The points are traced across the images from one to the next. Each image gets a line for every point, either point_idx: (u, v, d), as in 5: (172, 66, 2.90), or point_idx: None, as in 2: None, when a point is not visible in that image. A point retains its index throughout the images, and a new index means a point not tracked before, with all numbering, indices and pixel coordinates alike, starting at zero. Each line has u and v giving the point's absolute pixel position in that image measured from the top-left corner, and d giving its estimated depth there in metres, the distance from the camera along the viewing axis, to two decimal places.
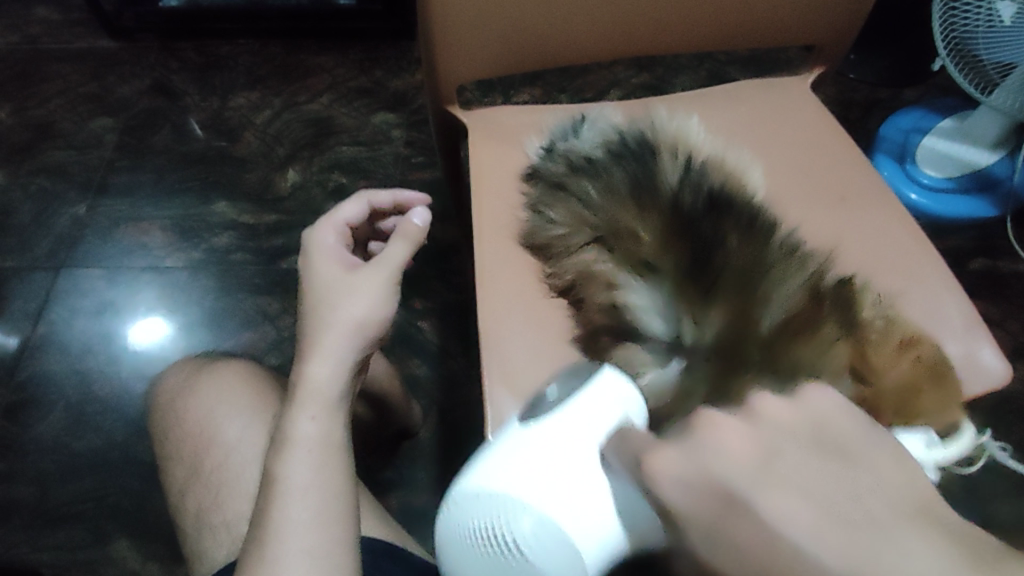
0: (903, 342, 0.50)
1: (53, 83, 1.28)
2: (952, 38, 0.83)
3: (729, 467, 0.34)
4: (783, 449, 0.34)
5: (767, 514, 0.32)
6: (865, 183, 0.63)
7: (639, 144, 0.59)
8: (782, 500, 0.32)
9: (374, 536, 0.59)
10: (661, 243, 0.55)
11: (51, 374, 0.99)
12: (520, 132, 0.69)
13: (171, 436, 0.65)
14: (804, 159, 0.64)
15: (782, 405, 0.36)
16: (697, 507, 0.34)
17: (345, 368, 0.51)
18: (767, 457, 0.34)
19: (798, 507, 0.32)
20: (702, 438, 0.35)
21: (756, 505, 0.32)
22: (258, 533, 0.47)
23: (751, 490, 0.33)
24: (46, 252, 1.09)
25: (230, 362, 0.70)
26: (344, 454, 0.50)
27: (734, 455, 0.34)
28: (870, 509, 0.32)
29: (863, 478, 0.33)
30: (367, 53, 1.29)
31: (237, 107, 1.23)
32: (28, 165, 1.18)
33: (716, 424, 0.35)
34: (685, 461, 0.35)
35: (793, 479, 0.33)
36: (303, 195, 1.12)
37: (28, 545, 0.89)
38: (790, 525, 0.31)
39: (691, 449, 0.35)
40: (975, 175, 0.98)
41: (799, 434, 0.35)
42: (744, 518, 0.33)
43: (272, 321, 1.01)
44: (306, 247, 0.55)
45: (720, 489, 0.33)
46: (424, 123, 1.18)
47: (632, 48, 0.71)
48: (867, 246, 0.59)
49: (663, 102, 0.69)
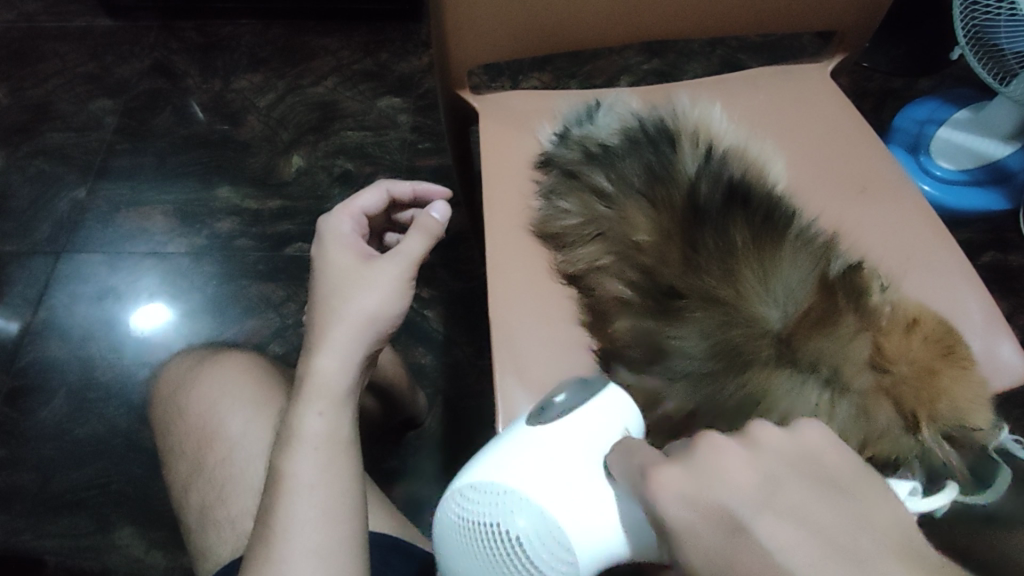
0: (908, 323, 0.48)
1: (51, 63, 1.25)
2: (971, 25, 0.81)
3: (731, 492, 0.30)
4: (787, 479, 0.31)
5: (769, 547, 0.28)
6: (884, 173, 0.61)
7: (658, 132, 0.58)
8: (782, 531, 0.29)
9: (382, 530, 0.58)
10: (677, 231, 0.53)
11: (52, 361, 0.98)
12: (532, 117, 0.67)
13: (174, 428, 0.65)
14: (823, 148, 0.63)
15: (779, 432, 0.33)
16: (699, 533, 0.30)
17: (354, 363, 0.50)
18: (766, 485, 0.30)
19: (796, 537, 0.28)
20: (705, 460, 0.31)
21: (756, 531, 0.29)
22: (265, 531, 0.46)
23: (754, 519, 0.29)
24: (46, 237, 1.08)
25: (234, 354, 0.69)
26: (353, 451, 0.50)
27: (737, 480, 0.30)
28: (867, 541, 0.28)
29: (861, 510, 0.30)
30: (373, 34, 1.26)
31: (240, 90, 1.21)
32: (26, 147, 1.16)
33: (715, 445, 0.32)
34: (690, 481, 0.31)
35: (793, 511, 0.29)
36: (307, 180, 1.10)
37: (30, 532, 0.88)
38: (789, 555, 0.28)
39: (693, 470, 0.31)
40: (989, 167, 0.96)
41: (801, 466, 0.31)
42: (744, 551, 0.29)
43: (275, 308, 1.00)
44: (320, 233, 0.54)
45: (724, 513, 0.30)
46: (431, 108, 1.16)
47: (647, 32, 0.69)
48: (887, 237, 0.58)
49: (682, 89, 0.68)
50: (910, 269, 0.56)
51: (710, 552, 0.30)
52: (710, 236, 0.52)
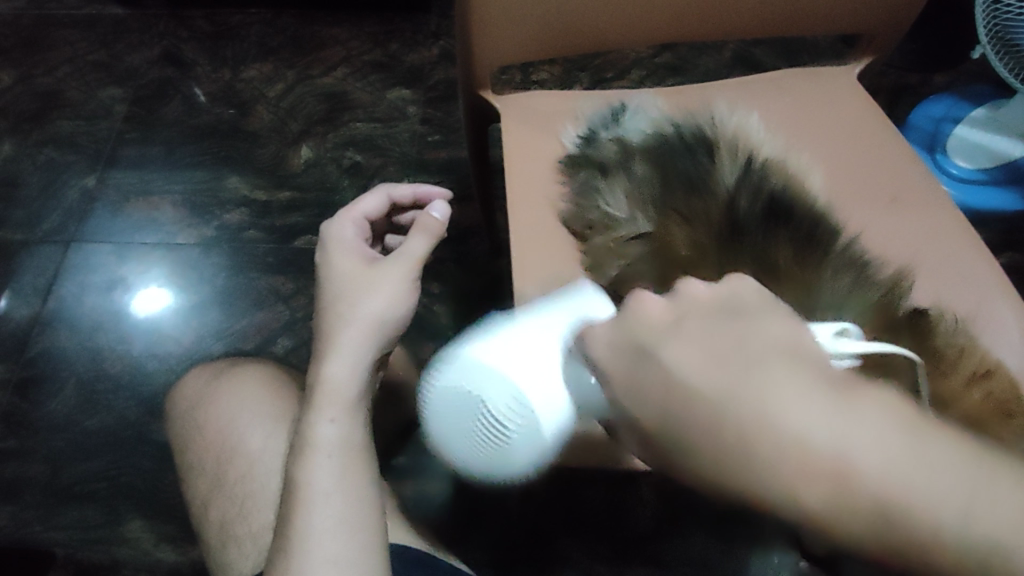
0: (977, 374, 0.49)
1: (60, 51, 1.24)
2: (993, 23, 0.80)
3: (644, 325, 0.38)
4: (695, 317, 0.37)
5: (670, 367, 0.36)
6: (919, 185, 0.61)
7: (696, 141, 0.59)
8: (683, 355, 0.36)
9: (402, 542, 0.58)
10: (715, 250, 0.54)
11: (62, 351, 0.98)
12: (554, 116, 0.68)
13: (194, 437, 0.65)
14: (857, 158, 0.63)
15: (702, 286, 0.39)
16: (619, 365, 0.38)
17: (364, 367, 0.50)
18: (676, 322, 0.37)
19: (690, 353, 0.36)
20: (628, 312, 0.39)
21: (660, 352, 0.37)
22: (284, 545, 0.46)
23: (659, 346, 0.37)
24: (55, 226, 1.07)
25: (252, 367, 0.70)
26: (367, 457, 0.50)
27: (653, 321, 0.38)
28: (749, 351, 0.35)
29: (750, 330, 0.36)
30: (383, 25, 1.25)
31: (249, 79, 1.20)
32: (36, 134, 1.15)
33: (640, 298, 0.39)
34: (618, 328, 0.39)
35: (695, 341, 0.36)
36: (317, 172, 1.09)
37: (40, 524, 0.88)
38: (682, 368, 0.35)
39: (621, 320, 0.39)
40: (1009, 166, 0.95)
41: (713, 306, 0.38)
42: (653, 371, 0.36)
43: (285, 301, 1.00)
44: (322, 241, 0.54)
45: (637, 344, 0.38)
46: (442, 100, 1.15)
47: (672, 34, 0.71)
48: (923, 248, 0.58)
49: (712, 94, 0.69)
50: (948, 281, 0.57)
51: (629, 378, 0.38)
52: (751, 255, 0.53)
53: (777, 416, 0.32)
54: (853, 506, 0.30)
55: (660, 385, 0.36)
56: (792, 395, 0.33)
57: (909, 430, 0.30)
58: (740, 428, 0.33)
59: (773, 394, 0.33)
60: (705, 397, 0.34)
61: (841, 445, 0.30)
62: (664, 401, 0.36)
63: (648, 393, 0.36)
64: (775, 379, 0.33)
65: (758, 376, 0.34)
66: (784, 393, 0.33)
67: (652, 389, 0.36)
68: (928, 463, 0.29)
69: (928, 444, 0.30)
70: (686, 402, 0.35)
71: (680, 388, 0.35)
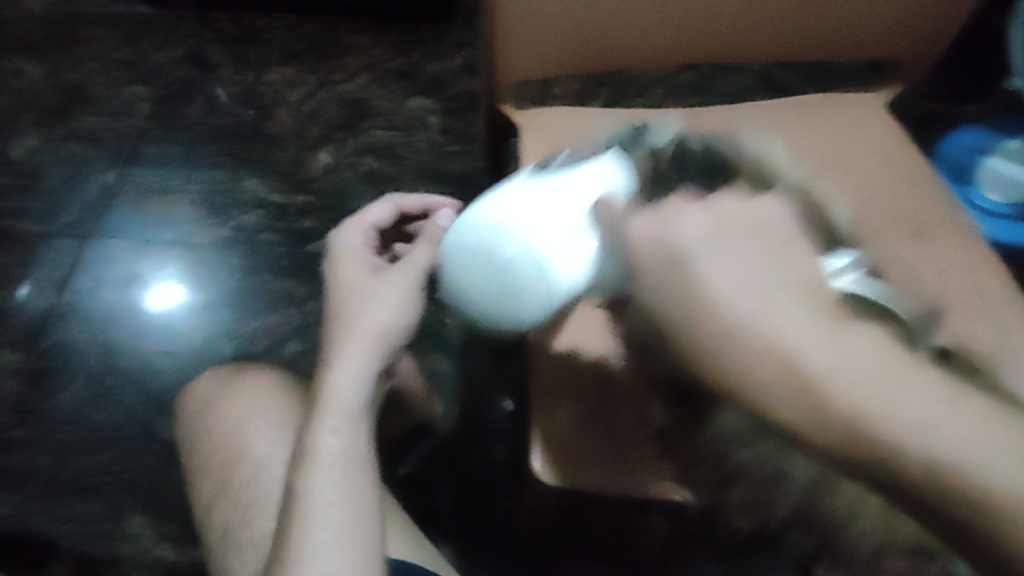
0: None
1: (88, 47, 1.26)
2: None
3: (681, 234, 0.46)
4: (726, 238, 0.45)
5: (698, 269, 0.44)
6: (955, 222, 0.60)
7: (711, 169, 0.56)
8: (711, 263, 0.43)
9: (405, 559, 0.57)
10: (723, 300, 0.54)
11: (73, 344, 0.98)
12: (575, 135, 0.67)
13: (200, 442, 0.65)
14: (891, 195, 0.62)
15: (739, 210, 0.48)
16: (649, 262, 0.46)
17: (370, 377, 0.49)
18: (709, 236, 0.45)
19: (716, 264, 0.43)
20: (669, 215, 0.47)
21: (691, 260, 0.44)
22: (280, 559, 0.45)
23: (689, 251, 0.45)
24: (73, 220, 1.08)
25: (261, 371, 0.70)
26: (370, 470, 0.49)
27: (689, 229, 0.46)
28: (764, 274, 0.43)
29: (771, 259, 0.44)
30: (406, 34, 1.25)
31: (272, 83, 1.21)
32: (60, 129, 1.17)
33: (682, 214, 0.47)
34: (654, 229, 0.47)
35: (721, 255, 0.44)
36: (334, 177, 1.10)
37: (44, 515, 0.89)
38: (708, 271, 0.43)
39: (661, 223, 0.47)
40: None
41: (748, 234, 0.46)
42: (679, 272, 0.44)
43: (297, 305, 1.00)
44: (332, 249, 0.54)
45: (672, 248, 0.45)
46: (461, 110, 1.15)
47: (695, 49, 0.73)
48: (953, 284, 0.56)
49: (739, 117, 0.68)
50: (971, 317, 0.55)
51: (658, 275, 0.45)
52: None
53: (780, 317, 0.40)
54: (819, 394, 0.37)
55: (686, 285, 0.43)
56: (796, 313, 0.40)
57: (883, 348, 0.38)
58: (739, 328, 0.40)
59: (779, 308, 0.40)
60: (721, 297, 0.42)
61: (823, 344, 0.38)
62: (685, 302, 0.43)
63: (672, 286, 0.44)
64: (779, 295, 0.41)
65: (769, 296, 0.41)
66: (784, 307, 0.40)
67: (676, 291, 0.44)
68: (894, 376, 0.37)
69: (902, 367, 0.37)
70: (704, 299, 0.42)
71: (700, 289, 0.43)
